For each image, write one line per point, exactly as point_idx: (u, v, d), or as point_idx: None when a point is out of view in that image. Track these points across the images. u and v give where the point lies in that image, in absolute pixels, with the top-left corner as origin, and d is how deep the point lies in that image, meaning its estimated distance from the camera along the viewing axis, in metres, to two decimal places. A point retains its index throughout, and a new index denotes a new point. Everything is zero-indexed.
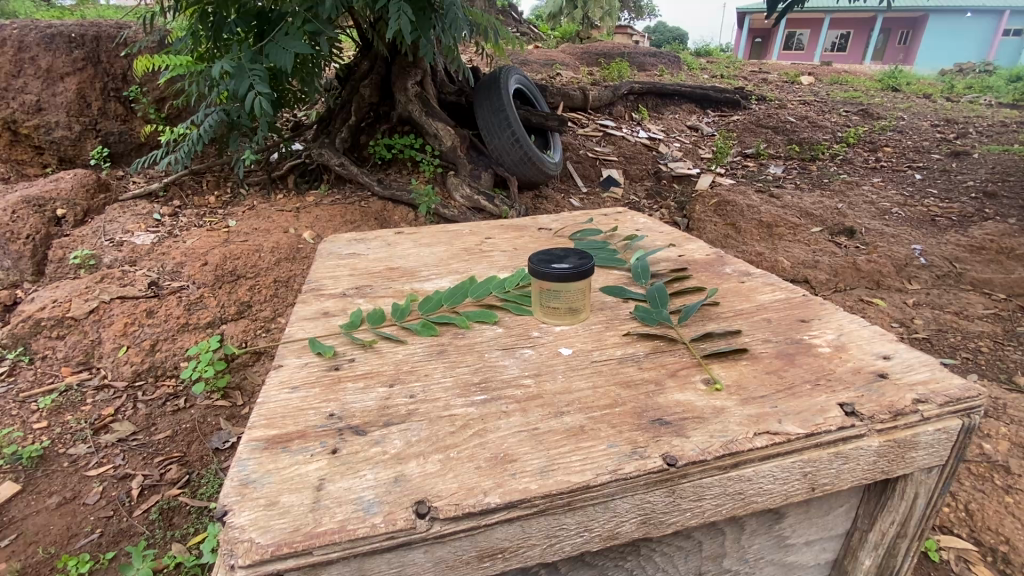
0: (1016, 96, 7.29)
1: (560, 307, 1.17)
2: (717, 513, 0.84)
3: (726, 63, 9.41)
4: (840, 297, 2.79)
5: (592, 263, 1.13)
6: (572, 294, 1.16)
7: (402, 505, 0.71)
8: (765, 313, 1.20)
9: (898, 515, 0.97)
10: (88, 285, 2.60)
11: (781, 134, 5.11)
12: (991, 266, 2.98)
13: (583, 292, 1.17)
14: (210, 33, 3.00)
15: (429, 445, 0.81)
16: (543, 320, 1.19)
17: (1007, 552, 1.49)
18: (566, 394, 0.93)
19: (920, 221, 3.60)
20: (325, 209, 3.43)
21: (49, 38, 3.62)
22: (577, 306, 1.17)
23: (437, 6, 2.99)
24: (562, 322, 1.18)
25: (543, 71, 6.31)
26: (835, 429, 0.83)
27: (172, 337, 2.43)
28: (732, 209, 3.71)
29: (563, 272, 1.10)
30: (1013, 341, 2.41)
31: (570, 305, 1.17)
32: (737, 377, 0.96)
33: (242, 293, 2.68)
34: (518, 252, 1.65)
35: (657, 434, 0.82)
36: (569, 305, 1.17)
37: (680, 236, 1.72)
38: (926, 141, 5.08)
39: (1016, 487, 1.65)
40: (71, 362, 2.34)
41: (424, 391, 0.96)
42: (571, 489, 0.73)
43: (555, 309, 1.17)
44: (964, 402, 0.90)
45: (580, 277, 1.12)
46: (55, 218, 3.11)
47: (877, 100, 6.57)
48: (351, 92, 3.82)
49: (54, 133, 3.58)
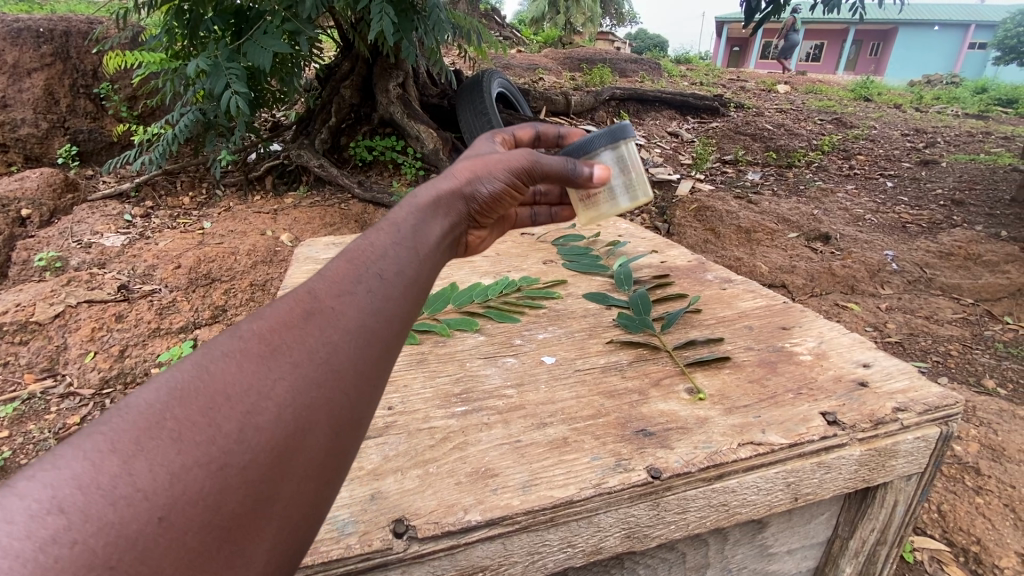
0: (980, 109, 7.58)
1: (609, 190, 1.08)
2: (701, 526, 0.82)
3: (705, 70, 9.58)
4: (817, 302, 2.84)
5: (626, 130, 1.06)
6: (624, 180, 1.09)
7: (379, 524, 0.68)
8: (746, 320, 1.20)
9: (877, 522, 0.97)
10: (54, 289, 2.51)
11: (759, 141, 5.19)
12: (960, 272, 3.07)
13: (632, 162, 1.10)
14: (186, 31, 2.93)
15: (407, 460, 0.79)
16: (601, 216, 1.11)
17: (979, 552, 1.52)
18: (550, 404, 0.91)
19: (892, 227, 3.68)
20: (303, 211, 3.37)
21: (16, 32, 3.50)
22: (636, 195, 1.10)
23: (420, 7, 2.96)
24: (622, 205, 1.09)
25: (525, 75, 6.33)
26: (818, 438, 0.83)
27: (143, 343, 2.33)
28: (711, 214, 3.74)
29: (597, 139, 1.04)
30: (981, 345, 2.50)
31: (620, 180, 1.08)
32: (720, 386, 0.96)
33: (217, 296, 2.61)
34: (501, 258, 1.64)
35: (642, 446, 0.81)
36: (619, 181, 1.08)
37: (662, 242, 1.72)
38: (897, 150, 5.22)
39: (985, 487, 1.69)
40: (35, 369, 2.22)
41: (402, 403, 0.93)
42: (554, 506, 0.71)
43: (606, 192, 1.09)
44: (942, 410, 0.90)
45: (618, 141, 1.05)
46: (20, 218, 3.02)
47: (850, 109, 6.76)
48: (331, 92, 3.75)
49: (21, 130, 3.46)
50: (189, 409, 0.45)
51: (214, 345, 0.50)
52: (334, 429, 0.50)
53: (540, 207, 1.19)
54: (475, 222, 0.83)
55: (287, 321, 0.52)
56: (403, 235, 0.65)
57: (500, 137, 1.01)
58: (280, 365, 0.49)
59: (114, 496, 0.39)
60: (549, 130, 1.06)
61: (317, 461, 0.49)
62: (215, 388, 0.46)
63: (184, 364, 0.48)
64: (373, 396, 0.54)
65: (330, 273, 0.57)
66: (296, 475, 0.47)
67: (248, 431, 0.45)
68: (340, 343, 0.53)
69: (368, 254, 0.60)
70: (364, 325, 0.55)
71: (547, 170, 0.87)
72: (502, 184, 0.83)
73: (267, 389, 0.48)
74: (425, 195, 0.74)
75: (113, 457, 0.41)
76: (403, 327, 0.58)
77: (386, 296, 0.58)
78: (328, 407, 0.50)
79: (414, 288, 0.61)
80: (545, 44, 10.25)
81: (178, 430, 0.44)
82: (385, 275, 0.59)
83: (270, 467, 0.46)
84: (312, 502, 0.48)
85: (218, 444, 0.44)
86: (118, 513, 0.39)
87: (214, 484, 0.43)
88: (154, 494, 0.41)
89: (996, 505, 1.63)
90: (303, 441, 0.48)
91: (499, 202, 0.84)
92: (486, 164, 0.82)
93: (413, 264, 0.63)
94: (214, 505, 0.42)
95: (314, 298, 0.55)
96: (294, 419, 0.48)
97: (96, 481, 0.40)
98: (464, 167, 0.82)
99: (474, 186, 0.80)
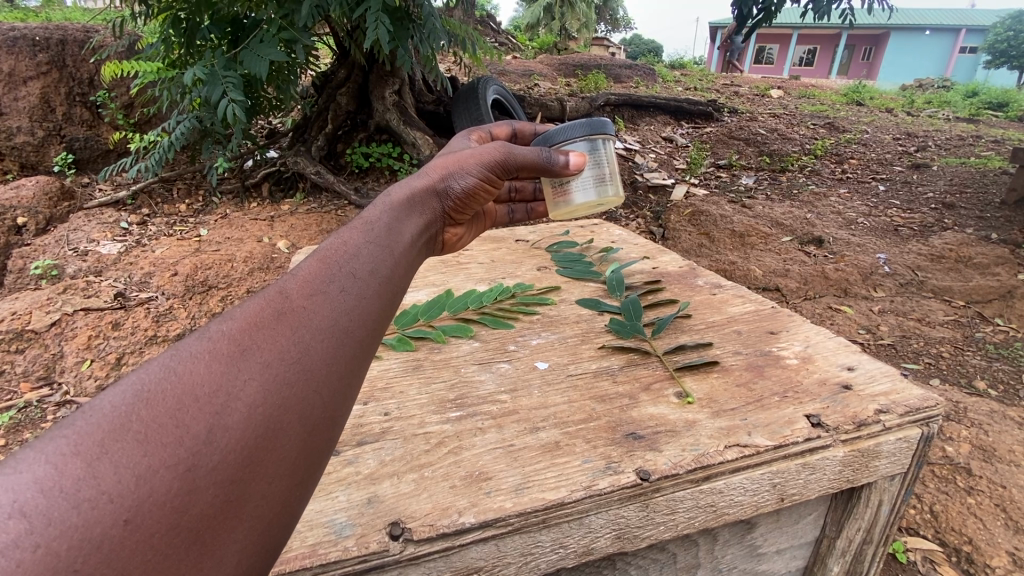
0: (971, 113, 7.67)
1: (579, 181, 1.12)
2: (690, 526, 0.84)
3: (699, 75, 9.66)
4: (809, 305, 2.87)
5: (604, 121, 1.11)
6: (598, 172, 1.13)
7: (376, 528, 0.71)
8: (735, 325, 1.23)
9: (863, 522, 1.00)
10: (50, 297, 2.52)
11: (752, 145, 5.23)
12: (950, 275, 3.11)
13: (607, 160, 1.15)
14: (183, 39, 2.95)
15: (403, 464, 0.81)
16: (570, 207, 1.14)
17: (971, 552, 1.54)
18: (543, 409, 0.94)
19: (884, 231, 3.73)
20: (300, 218, 3.39)
21: (13, 41, 3.52)
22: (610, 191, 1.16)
23: (415, 16, 3.00)
24: (589, 197, 1.13)
25: (520, 81, 6.38)
26: (802, 440, 0.86)
27: (140, 350, 2.33)
28: (706, 218, 3.76)
29: (575, 129, 1.10)
30: (971, 347, 2.54)
31: (591, 172, 1.12)
32: (709, 390, 0.98)
33: (213, 304, 2.62)
34: (496, 264, 1.66)
35: (631, 449, 0.83)
36: (591, 174, 1.12)
37: (654, 248, 1.75)
38: (889, 153, 5.27)
39: (976, 488, 1.72)
40: (31, 377, 2.21)
41: (399, 408, 0.95)
42: (546, 507, 0.74)
43: (576, 182, 1.12)
44: (924, 411, 0.93)
45: (595, 134, 1.11)
46: (16, 227, 3.04)
47: (843, 114, 6.83)
48: (328, 99, 3.79)
49: (17, 138, 3.48)
50: (157, 411, 0.45)
51: (183, 347, 0.51)
52: (305, 427, 0.51)
53: (517, 205, 1.24)
54: (450, 217, 0.91)
55: (258, 323, 0.54)
56: (374, 237, 0.68)
57: (477, 133, 1.10)
58: (251, 364, 0.51)
59: (78, 499, 0.39)
60: (526, 128, 1.17)
61: (290, 460, 0.50)
62: (184, 389, 0.47)
63: (152, 366, 0.49)
64: (345, 393, 0.56)
65: (302, 275, 0.60)
66: (268, 474, 0.48)
67: (217, 432, 0.46)
68: (311, 341, 0.55)
69: (339, 255, 0.64)
70: (335, 324, 0.57)
71: (519, 161, 0.97)
72: (475, 178, 0.92)
73: (237, 388, 0.49)
74: (399, 194, 0.80)
75: (76, 460, 0.41)
76: (373, 325, 0.61)
77: (357, 296, 0.61)
78: (300, 405, 0.51)
79: (385, 288, 0.64)
80: (540, 51, 10.31)
81: (145, 431, 0.44)
82: (358, 275, 0.62)
83: (241, 468, 0.46)
84: (285, 502, 0.49)
85: (187, 445, 0.44)
86: (82, 517, 0.39)
87: (182, 485, 0.43)
88: (121, 496, 0.41)
89: (988, 506, 1.66)
90: (276, 439, 0.49)
91: (472, 196, 0.93)
92: (459, 161, 0.91)
93: (383, 264, 0.66)
94: (183, 506, 0.43)
95: (286, 299, 0.57)
96: (268, 417, 0.49)
97: (60, 483, 0.40)
98: (438, 165, 0.90)
99: (447, 182, 0.89)
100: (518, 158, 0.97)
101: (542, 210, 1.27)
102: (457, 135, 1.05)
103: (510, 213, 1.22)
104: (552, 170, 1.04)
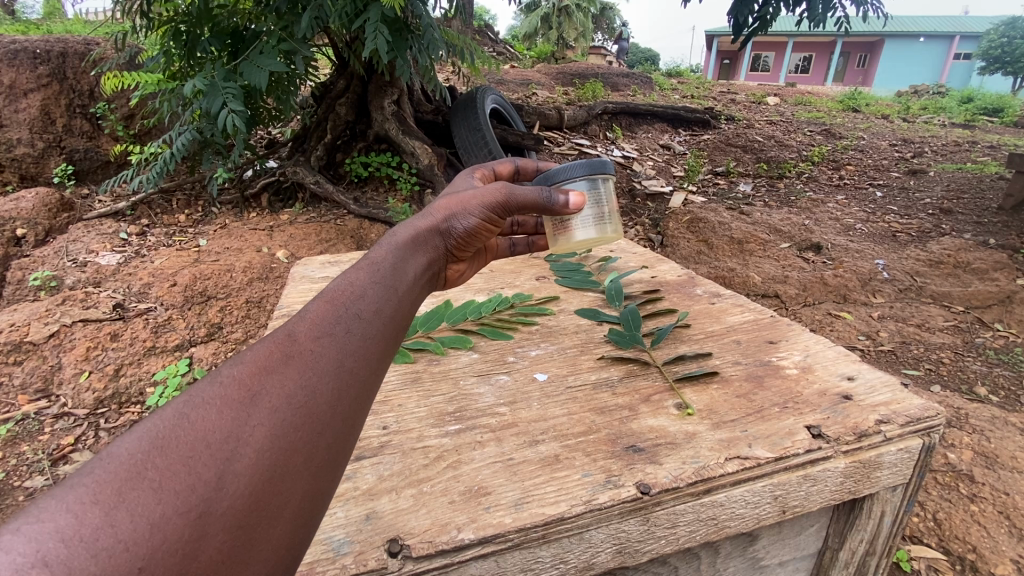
0: (966, 119, 7.72)
1: (580, 219, 1.13)
2: (692, 540, 0.84)
3: (697, 83, 9.69)
4: (809, 312, 2.87)
5: (604, 160, 1.11)
6: (598, 211, 1.13)
7: (374, 545, 0.70)
8: (734, 335, 1.23)
9: (867, 533, 0.99)
10: (48, 308, 2.51)
11: (750, 152, 5.23)
12: (949, 280, 3.11)
13: (607, 197, 1.15)
14: (183, 51, 2.97)
15: (401, 479, 0.81)
16: (570, 243, 1.15)
17: (975, 561, 1.52)
18: (541, 422, 0.93)
19: (882, 236, 3.73)
20: (299, 227, 3.39)
21: (14, 53, 3.54)
22: (609, 227, 1.15)
23: (413, 27, 3.02)
24: (589, 235, 1.14)
25: (518, 91, 6.41)
26: (803, 452, 0.85)
27: (137, 361, 2.32)
28: (704, 226, 3.77)
29: (576, 169, 1.09)
30: (972, 352, 2.54)
31: (591, 211, 1.13)
32: (708, 401, 0.98)
33: (212, 314, 2.61)
34: (495, 274, 1.66)
35: (631, 462, 0.83)
36: (590, 212, 1.12)
37: (653, 257, 1.75)
38: (885, 159, 5.29)
39: (979, 495, 1.71)
40: (29, 390, 2.20)
41: (398, 422, 0.95)
42: (546, 522, 0.73)
43: (577, 220, 1.13)
44: (924, 421, 0.92)
45: (596, 174, 1.10)
46: (15, 238, 3.05)
47: (839, 120, 6.87)
48: (327, 110, 3.81)
49: (17, 150, 3.49)
50: (171, 458, 0.45)
51: (195, 391, 0.51)
52: (310, 470, 0.51)
53: (519, 238, 1.24)
54: (453, 255, 0.91)
55: (265, 371, 0.53)
56: (380, 276, 0.68)
57: (481, 171, 1.09)
58: (258, 412, 0.50)
59: (96, 548, 0.39)
60: (528, 164, 1.17)
61: (293, 504, 0.49)
62: (194, 440, 0.46)
63: (164, 413, 0.49)
64: (348, 434, 0.55)
65: (311, 316, 0.60)
66: (274, 518, 0.47)
67: (227, 478, 0.46)
68: (318, 383, 0.55)
69: (346, 295, 0.63)
70: (341, 365, 0.57)
71: (521, 202, 0.96)
72: (477, 219, 0.91)
73: (248, 433, 0.49)
74: (404, 234, 0.81)
75: (94, 508, 0.41)
76: (376, 365, 0.60)
77: (362, 336, 0.60)
78: (306, 448, 0.51)
79: (391, 325, 0.64)
80: (537, 59, 10.30)
81: (159, 479, 0.44)
82: (363, 315, 0.62)
83: (250, 512, 0.46)
84: (291, 544, 0.49)
85: (198, 492, 0.44)
86: (99, 565, 0.39)
87: (193, 532, 0.43)
88: (136, 544, 0.40)
89: (991, 513, 1.64)
90: (281, 485, 0.48)
91: (474, 236, 0.93)
92: (461, 202, 0.90)
93: (389, 302, 0.66)
94: (193, 552, 0.42)
95: (293, 341, 0.57)
96: (274, 461, 0.48)
97: (79, 532, 0.39)
98: (441, 206, 0.90)
99: (450, 223, 0.89)
100: (519, 197, 0.96)
101: (544, 242, 1.27)
102: (460, 174, 1.05)
103: (511, 246, 1.22)
104: (555, 211, 1.02)
